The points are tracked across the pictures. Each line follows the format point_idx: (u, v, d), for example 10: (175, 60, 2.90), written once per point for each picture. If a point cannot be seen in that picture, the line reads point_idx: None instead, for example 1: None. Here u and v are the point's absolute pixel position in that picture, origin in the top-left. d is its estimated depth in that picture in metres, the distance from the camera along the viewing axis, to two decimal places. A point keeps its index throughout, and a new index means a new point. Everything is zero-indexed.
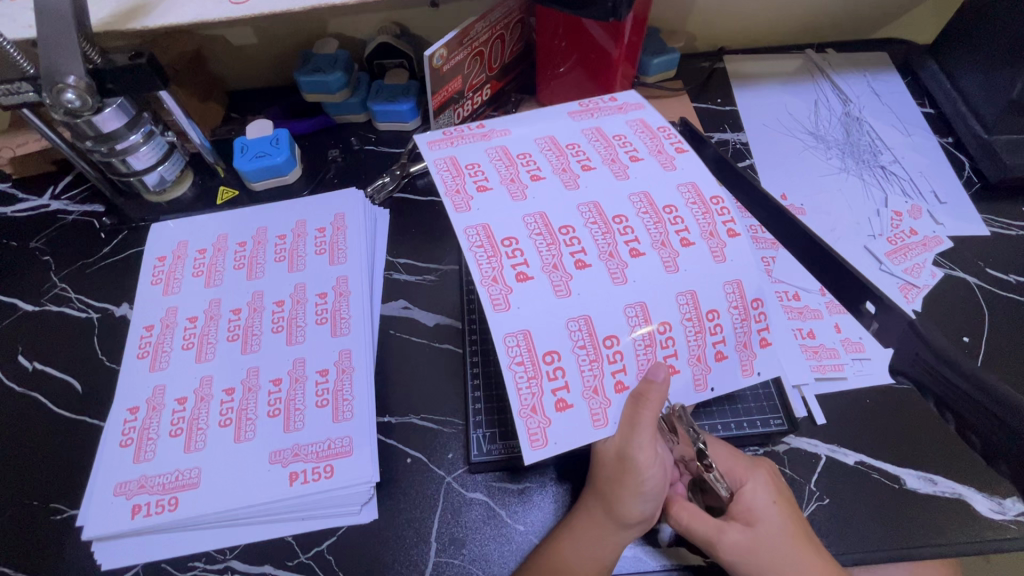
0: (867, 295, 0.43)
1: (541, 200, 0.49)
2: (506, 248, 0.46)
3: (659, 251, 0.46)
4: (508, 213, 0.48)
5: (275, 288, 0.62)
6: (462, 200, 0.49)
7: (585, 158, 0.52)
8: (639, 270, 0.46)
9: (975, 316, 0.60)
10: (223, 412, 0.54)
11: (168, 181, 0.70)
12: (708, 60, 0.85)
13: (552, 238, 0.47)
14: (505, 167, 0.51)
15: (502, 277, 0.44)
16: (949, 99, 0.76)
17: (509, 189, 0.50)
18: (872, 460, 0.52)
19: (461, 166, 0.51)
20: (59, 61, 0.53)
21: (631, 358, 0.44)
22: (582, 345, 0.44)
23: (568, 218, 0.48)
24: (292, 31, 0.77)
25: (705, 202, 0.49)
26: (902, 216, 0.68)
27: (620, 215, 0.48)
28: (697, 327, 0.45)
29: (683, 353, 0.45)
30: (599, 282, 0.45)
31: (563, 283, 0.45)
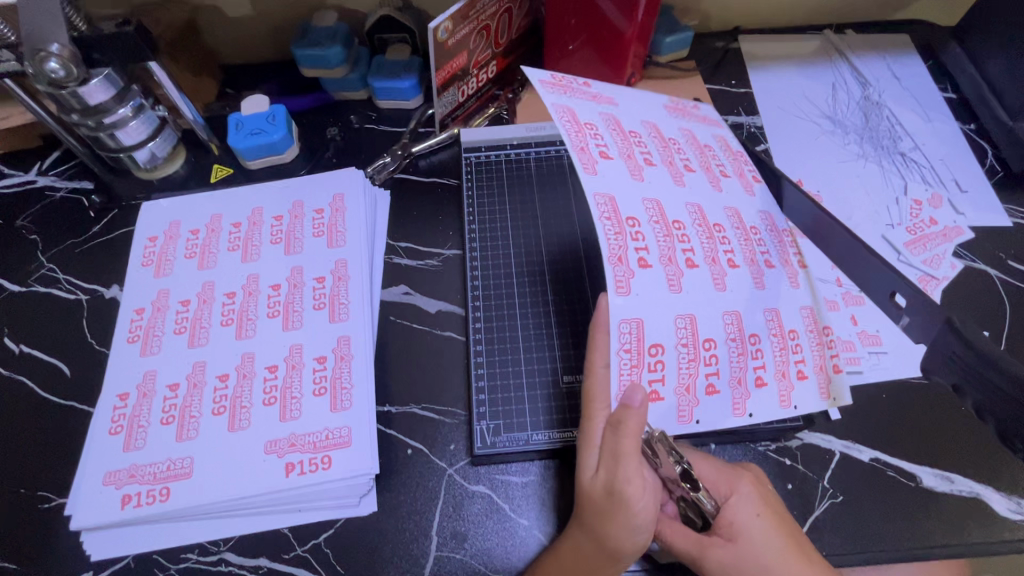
0: (898, 288, 0.40)
1: (654, 184, 0.48)
2: (628, 226, 0.45)
3: (710, 266, 0.48)
4: (626, 189, 0.46)
5: (271, 271, 0.60)
6: (589, 164, 0.45)
7: (647, 152, 0.50)
8: (731, 291, 0.48)
9: (996, 311, 0.58)
10: (217, 399, 0.52)
11: (159, 158, 0.67)
12: (723, 40, 0.81)
13: (666, 230, 0.47)
14: (620, 139, 0.49)
15: (620, 259, 0.44)
16: (973, 84, 0.73)
17: (630, 163, 0.48)
18: (887, 457, 0.51)
19: (580, 121, 0.48)
20: (42, 28, 0.51)
21: (676, 369, 0.47)
22: (627, 349, 0.45)
23: (679, 215, 0.48)
24: (290, 2, 0.74)
25: (777, 230, 0.52)
26: (922, 205, 0.65)
27: (718, 223, 0.50)
28: (749, 346, 0.48)
29: (726, 374, 0.47)
30: (703, 288, 0.47)
31: (676, 281, 0.46)
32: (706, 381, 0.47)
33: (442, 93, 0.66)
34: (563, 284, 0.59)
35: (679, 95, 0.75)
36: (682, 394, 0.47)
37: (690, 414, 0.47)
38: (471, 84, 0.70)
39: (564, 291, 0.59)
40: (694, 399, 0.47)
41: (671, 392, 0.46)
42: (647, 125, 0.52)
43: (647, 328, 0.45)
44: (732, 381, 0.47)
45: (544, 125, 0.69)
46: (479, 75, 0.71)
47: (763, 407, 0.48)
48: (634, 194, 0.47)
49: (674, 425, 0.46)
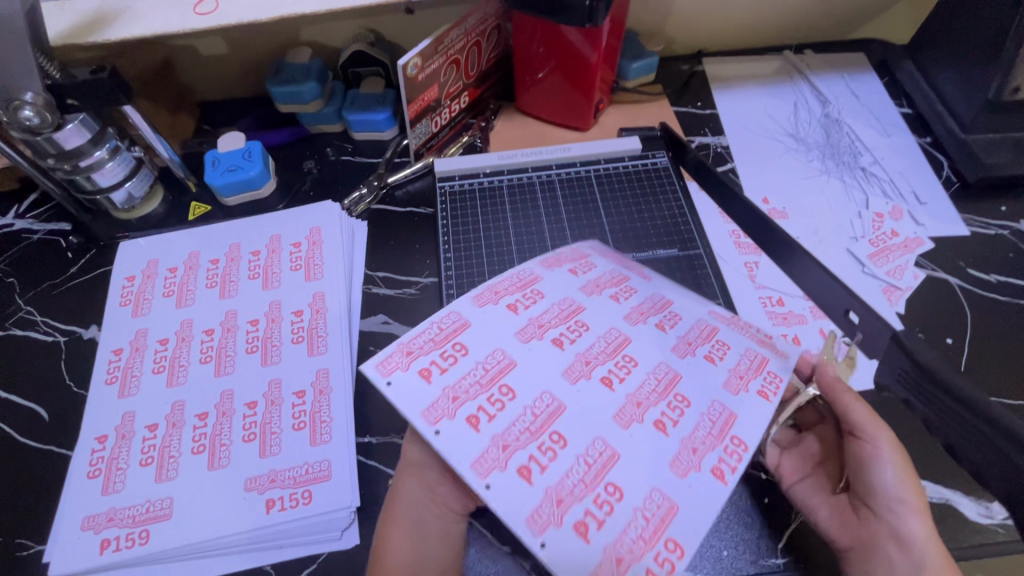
0: (851, 306, 0.42)
1: (591, 298, 0.47)
2: (444, 322, 0.44)
3: (661, 368, 0.43)
4: (559, 294, 0.47)
5: (249, 306, 0.60)
6: (529, 298, 0.46)
7: (595, 281, 0.49)
8: (596, 368, 0.42)
9: (957, 318, 0.60)
10: (196, 438, 0.52)
11: (136, 198, 0.68)
12: (687, 63, 0.84)
13: (605, 350, 0.44)
14: (545, 292, 0.47)
15: (400, 350, 0.41)
16: (927, 98, 0.77)
17: (571, 281, 0.49)
18: None
19: (526, 285, 0.47)
20: (15, 77, 0.51)
21: (548, 332, 0.44)
22: (587, 464, 0.38)
23: (615, 327, 0.45)
24: (265, 40, 0.75)
25: (735, 319, 0.49)
26: (883, 217, 0.67)
27: (658, 321, 0.46)
28: (665, 386, 0.42)
29: (654, 466, 0.39)
30: (596, 392, 0.41)
31: (587, 375, 0.42)
32: (654, 561, 0.36)
33: (415, 125, 0.68)
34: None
35: (646, 118, 0.77)
36: (608, 559, 0.36)
37: (558, 521, 0.36)
38: (444, 114, 0.72)
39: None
40: (580, 505, 0.37)
41: (508, 463, 0.37)
42: (603, 255, 0.54)
43: (437, 386, 0.40)
44: (583, 465, 0.38)
45: (516, 153, 0.71)
46: (452, 105, 0.72)
47: (659, 468, 0.39)
48: (550, 309, 0.45)
49: (520, 522, 0.36)
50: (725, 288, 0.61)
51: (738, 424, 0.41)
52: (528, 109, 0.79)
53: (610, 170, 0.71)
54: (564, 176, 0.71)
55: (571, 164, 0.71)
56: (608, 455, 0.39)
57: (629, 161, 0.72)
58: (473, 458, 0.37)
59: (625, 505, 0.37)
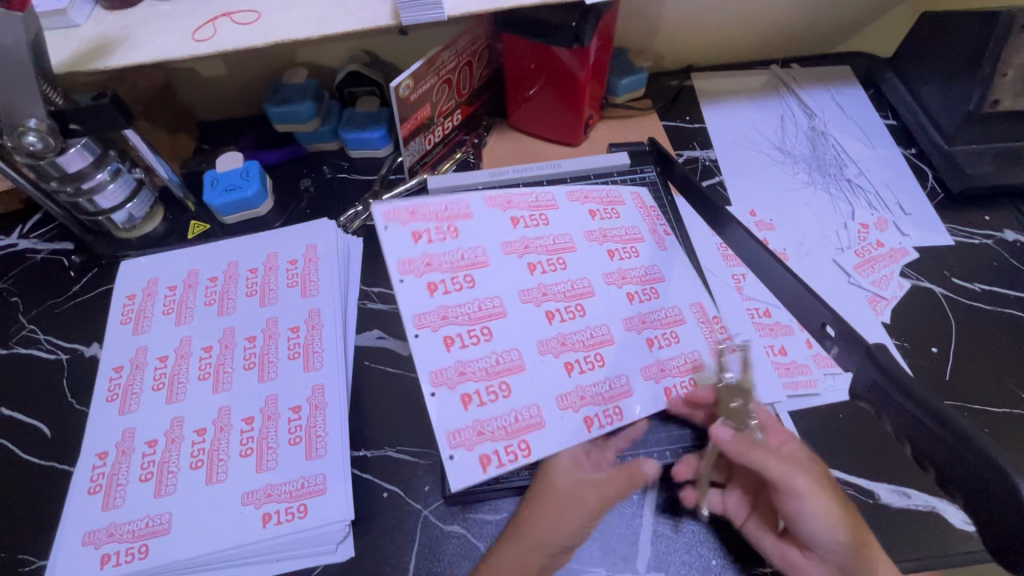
0: (829, 320, 0.43)
1: (598, 263, 0.57)
2: (468, 252, 0.53)
3: (602, 326, 0.53)
4: (564, 228, 0.58)
5: (247, 323, 0.62)
6: (535, 220, 0.57)
7: (593, 232, 0.58)
8: (568, 351, 0.51)
9: (942, 327, 0.61)
10: (195, 454, 0.53)
11: (137, 218, 0.69)
12: (676, 78, 0.86)
13: (564, 292, 0.54)
14: (549, 244, 0.57)
15: (404, 217, 0.53)
16: (911, 110, 0.78)
17: (579, 226, 0.58)
18: (847, 476, 0.53)
19: (535, 203, 0.59)
20: (19, 104, 0.53)
21: (538, 272, 0.54)
22: (491, 390, 0.48)
23: (586, 279, 0.55)
24: (263, 62, 0.77)
25: (710, 320, 0.56)
26: (868, 228, 0.69)
27: (631, 292, 0.56)
28: (612, 393, 0.51)
29: (564, 436, 0.48)
30: (536, 319, 0.52)
31: (556, 352, 0.51)
32: (496, 453, 0.46)
33: (408, 143, 0.69)
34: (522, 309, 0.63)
35: (636, 133, 0.79)
36: (472, 458, 0.45)
37: (474, 447, 0.46)
38: (438, 132, 0.74)
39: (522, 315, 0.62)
40: (496, 444, 0.46)
41: (458, 386, 0.48)
42: (642, 214, 0.62)
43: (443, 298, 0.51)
44: (512, 417, 0.47)
45: (507, 169, 0.73)
46: (445, 123, 0.74)
47: (565, 437, 0.48)
48: (557, 254, 0.56)
49: (443, 433, 0.46)
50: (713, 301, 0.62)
51: (626, 400, 0.51)
52: (520, 125, 0.81)
53: (600, 184, 0.72)
54: None
55: (562, 179, 0.73)
56: (534, 421, 0.48)
57: (619, 175, 0.73)
58: (433, 368, 0.48)
59: (528, 461, 0.46)
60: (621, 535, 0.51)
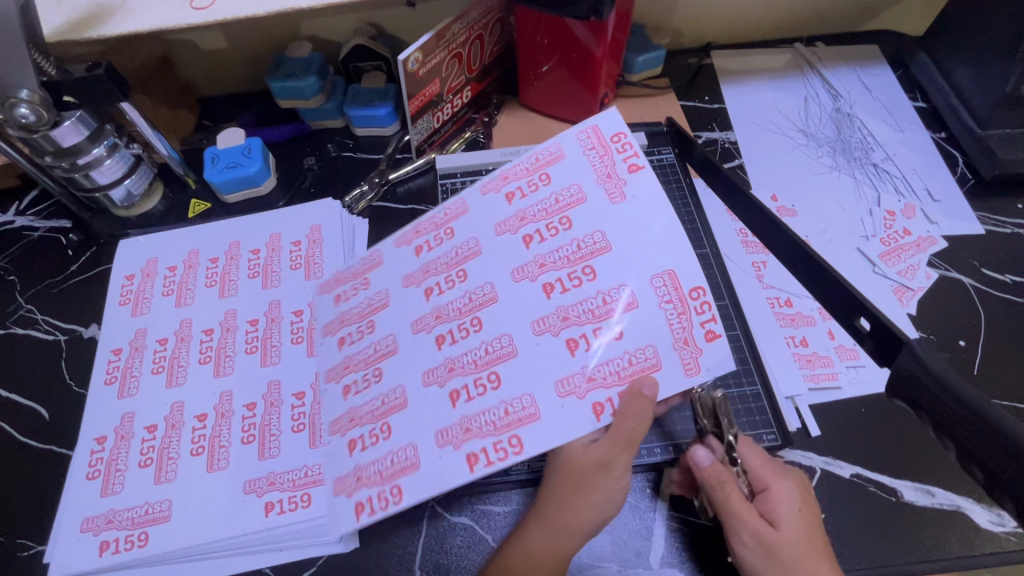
0: (862, 312, 0.41)
1: (493, 251, 0.49)
2: (373, 298, 0.53)
3: (496, 340, 0.46)
4: (488, 228, 0.50)
5: (249, 306, 0.60)
6: (439, 236, 0.52)
7: (518, 189, 0.50)
8: (455, 377, 0.46)
9: (972, 319, 0.59)
10: (195, 440, 0.52)
11: (135, 196, 0.67)
12: (695, 56, 0.82)
13: (463, 308, 0.48)
14: (449, 251, 0.51)
15: (335, 279, 0.57)
16: (942, 92, 0.75)
17: (501, 211, 0.50)
18: (868, 472, 0.51)
19: (445, 222, 0.52)
20: (11, 74, 0.50)
21: (439, 326, 0.48)
22: (375, 430, 0.47)
23: (493, 284, 0.48)
24: (264, 34, 0.74)
25: (685, 302, 0.43)
26: (895, 215, 0.66)
27: (549, 283, 0.46)
28: (507, 422, 0.43)
29: (426, 426, 0.45)
30: (425, 345, 0.48)
31: (441, 381, 0.46)
32: (375, 494, 0.44)
33: (416, 121, 0.67)
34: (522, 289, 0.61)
35: (652, 113, 0.76)
36: (354, 475, 0.46)
37: (353, 493, 0.45)
38: (446, 110, 0.71)
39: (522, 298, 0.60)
40: (369, 489, 0.44)
41: (348, 432, 0.49)
42: (586, 154, 0.49)
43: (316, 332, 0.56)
44: (388, 460, 0.45)
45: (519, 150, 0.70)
46: (454, 100, 0.71)
47: (441, 480, 0.42)
48: (455, 271, 0.50)
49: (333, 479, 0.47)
50: (732, 288, 0.60)
51: (531, 426, 0.42)
52: (531, 104, 0.77)
53: None
54: None
55: None
56: (410, 462, 0.44)
57: None
58: (332, 416, 0.50)
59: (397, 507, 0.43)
60: (633, 529, 0.49)
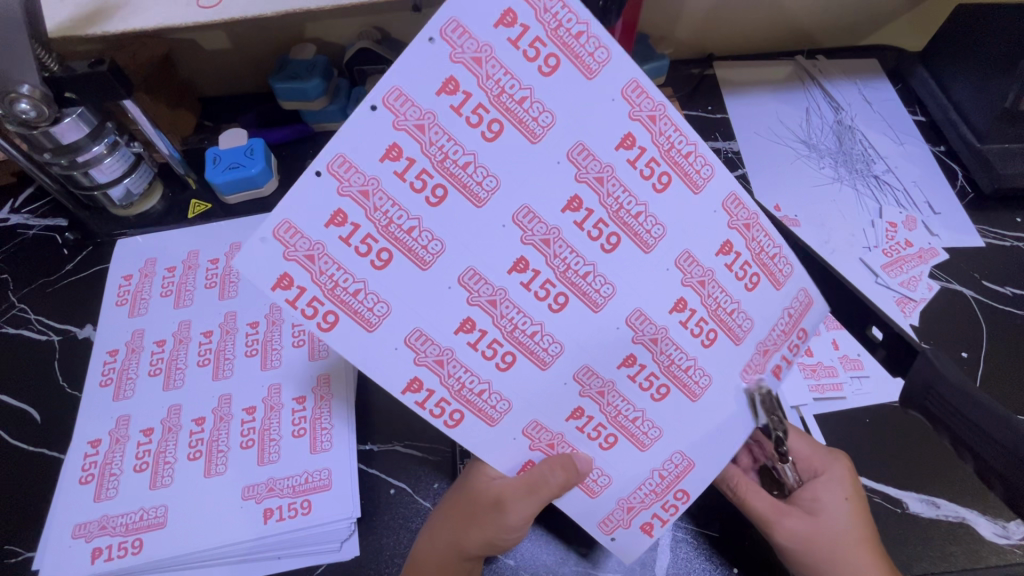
0: (875, 321, 0.43)
1: (647, 268, 0.41)
2: (398, 121, 0.34)
3: (506, 296, 0.39)
4: (683, 243, 0.41)
5: (248, 308, 0.58)
6: (539, 54, 0.34)
7: (693, 178, 0.39)
8: (408, 243, 0.37)
9: (973, 331, 0.59)
10: (193, 444, 0.50)
11: (134, 195, 0.66)
12: (697, 66, 0.83)
13: (461, 182, 0.36)
14: (488, 83, 0.34)
15: (469, 74, 0.34)
16: (941, 107, 0.75)
17: (705, 251, 0.41)
18: (873, 483, 0.51)
19: (549, 37, 0.34)
20: (11, 69, 0.48)
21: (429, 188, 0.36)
22: (295, 256, 0.35)
23: (561, 230, 0.38)
24: (269, 35, 0.74)
25: (667, 489, 0.46)
26: (897, 227, 0.66)
27: (576, 199, 0.38)
28: (472, 398, 0.41)
29: (352, 270, 0.36)
30: (405, 203, 0.36)
31: (400, 245, 0.36)
32: (288, 504, 0.48)
33: None
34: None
35: None
36: (292, 475, 0.49)
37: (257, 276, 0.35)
38: None
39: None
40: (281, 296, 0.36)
41: (296, 259, 0.35)
42: (784, 313, 0.44)
43: (368, 162, 0.35)
44: (303, 254, 0.35)
45: None
46: None
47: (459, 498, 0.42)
48: (591, 218, 0.39)
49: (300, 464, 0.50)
50: None
51: (482, 423, 0.42)
52: None
53: None
54: None
55: None
56: (300, 289, 0.36)
57: None
58: (293, 216, 0.35)
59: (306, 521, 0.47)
60: None
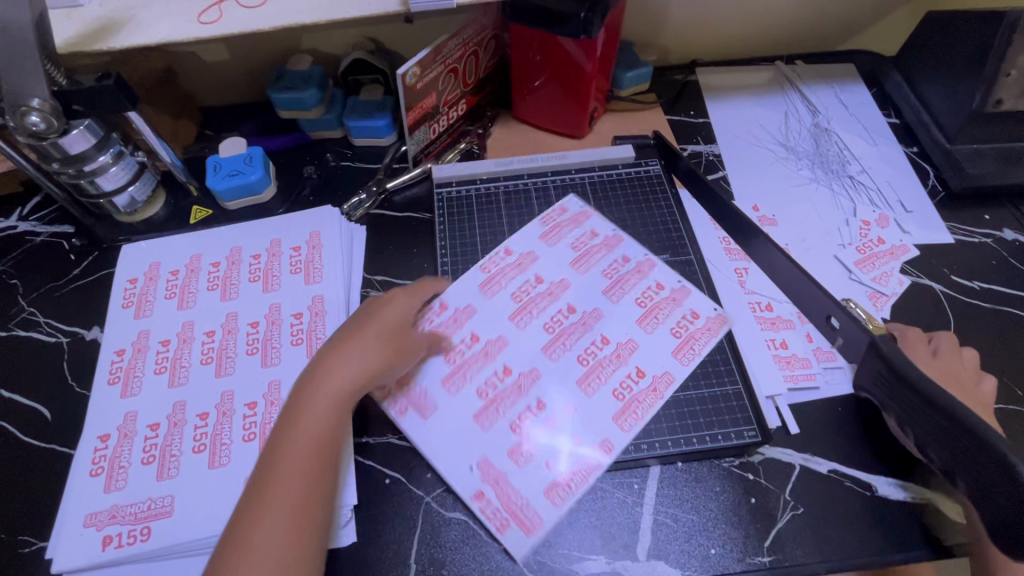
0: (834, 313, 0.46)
1: (553, 254, 0.65)
2: (578, 216, 0.68)
3: (536, 339, 0.58)
4: (557, 271, 0.64)
5: (248, 308, 0.61)
6: (607, 246, 0.65)
7: (613, 269, 0.63)
8: (500, 293, 0.62)
9: (941, 323, 0.62)
10: (198, 437, 0.53)
11: (138, 202, 0.69)
12: (680, 73, 0.86)
13: (534, 285, 0.62)
14: (582, 239, 0.66)
15: (592, 231, 0.67)
16: (914, 109, 0.78)
17: (570, 271, 0.63)
18: (844, 468, 0.53)
19: (605, 239, 0.66)
20: (22, 84, 0.51)
21: (511, 280, 0.63)
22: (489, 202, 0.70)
23: (539, 276, 0.63)
24: (267, 46, 0.77)
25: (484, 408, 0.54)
26: (870, 225, 0.69)
27: (569, 256, 0.65)
28: (486, 351, 0.58)
29: (494, 242, 0.67)
30: (531, 269, 0.63)
31: (526, 323, 0.59)
32: None
33: (413, 131, 0.70)
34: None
35: (640, 126, 0.79)
36: None
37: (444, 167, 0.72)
38: (442, 121, 0.74)
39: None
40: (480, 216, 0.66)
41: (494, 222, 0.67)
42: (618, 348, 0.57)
43: (535, 224, 0.67)
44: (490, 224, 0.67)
45: (512, 160, 0.72)
46: (449, 112, 0.75)
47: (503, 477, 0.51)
48: (537, 259, 0.64)
49: None
50: (714, 291, 0.63)
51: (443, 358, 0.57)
52: (525, 116, 0.81)
53: (606, 177, 0.72)
54: (558, 184, 0.72)
55: (567, 171, 0.72)
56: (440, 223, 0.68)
57: (623, 169, 0.73)
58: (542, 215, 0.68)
59: None
60: (621, 523, 0.51)
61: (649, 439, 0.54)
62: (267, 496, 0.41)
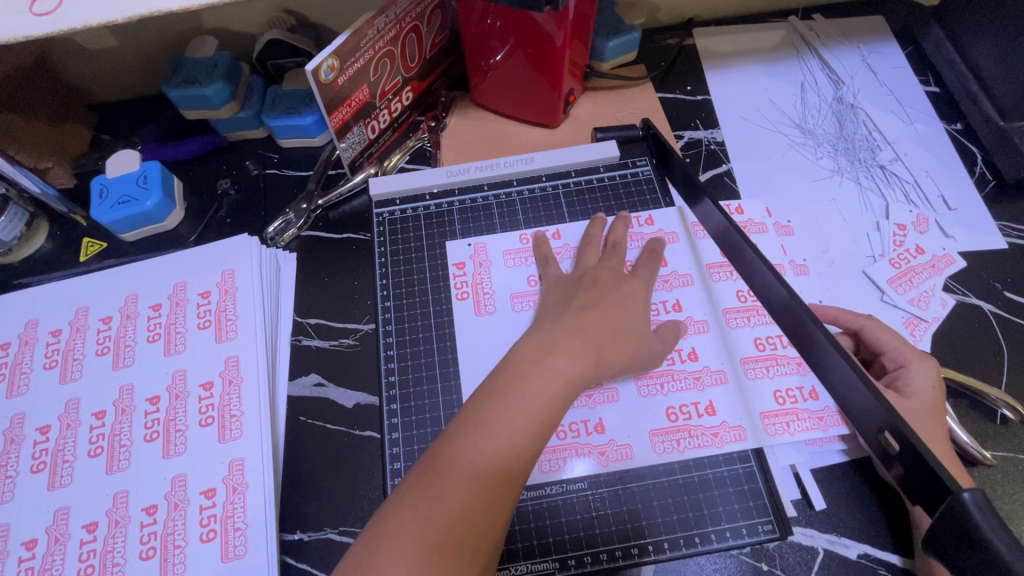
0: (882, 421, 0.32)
1: (677, 272, 0.54)
2: (752, 221, 0.57)
3: (634, 395, 0.48)
4: (680, 295, 0.52)
5: (147, 379, 0.49)
6: None
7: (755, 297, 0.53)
8: (675, 313, 0.52)
9: (993, 354, 0.51)
10: (84, 558, 0.43)
11: (9, 241, 0.56)
12: (674, 36, 0.71)
13: (740, 308, 0.52)
14: None
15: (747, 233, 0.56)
16: (958, 75, 0.64)
17: (699, 307, 0.52)
18: (879, 552, 0.43)
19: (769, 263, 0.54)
20: None
21: (672, 290, 0.53)
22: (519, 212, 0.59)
23: (679, 302, 0.52)
24: (161, 27, 0.62)
25: None
26: (905, 229, 0.57)
27: (682, 276, 0.54)
28: (595, 403, 0.48)
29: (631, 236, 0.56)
30: (719, 286, 0.53)
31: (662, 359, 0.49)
32: None
33: (344, 136, 0.56)
34: (476, 341, 0.52)
35: (627, 109, 0.65)
36: None
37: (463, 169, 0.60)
38: (383, 117, 0.60)
39: (479, 356, 0.51)
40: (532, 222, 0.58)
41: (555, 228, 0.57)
42: (695, 403, 0.48)
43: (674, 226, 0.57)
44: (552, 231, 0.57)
45: (467, 167, 0.60)
46: (392, 104, 0.60)
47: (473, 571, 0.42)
48: (674, 273, 0.54)
49: None
50: (723, 329, 0.51)
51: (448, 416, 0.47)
52: (486, 102, 0.66)
53: (582, 183, 0.60)
54: (525, 194, 0.60)
55: (535, 177, 0.60)
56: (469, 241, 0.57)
57: (605, 171, 0.60)
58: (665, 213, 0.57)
59: None
60: None
61: (642, 540, 0.44)
62: (470, 430, 0.36)
